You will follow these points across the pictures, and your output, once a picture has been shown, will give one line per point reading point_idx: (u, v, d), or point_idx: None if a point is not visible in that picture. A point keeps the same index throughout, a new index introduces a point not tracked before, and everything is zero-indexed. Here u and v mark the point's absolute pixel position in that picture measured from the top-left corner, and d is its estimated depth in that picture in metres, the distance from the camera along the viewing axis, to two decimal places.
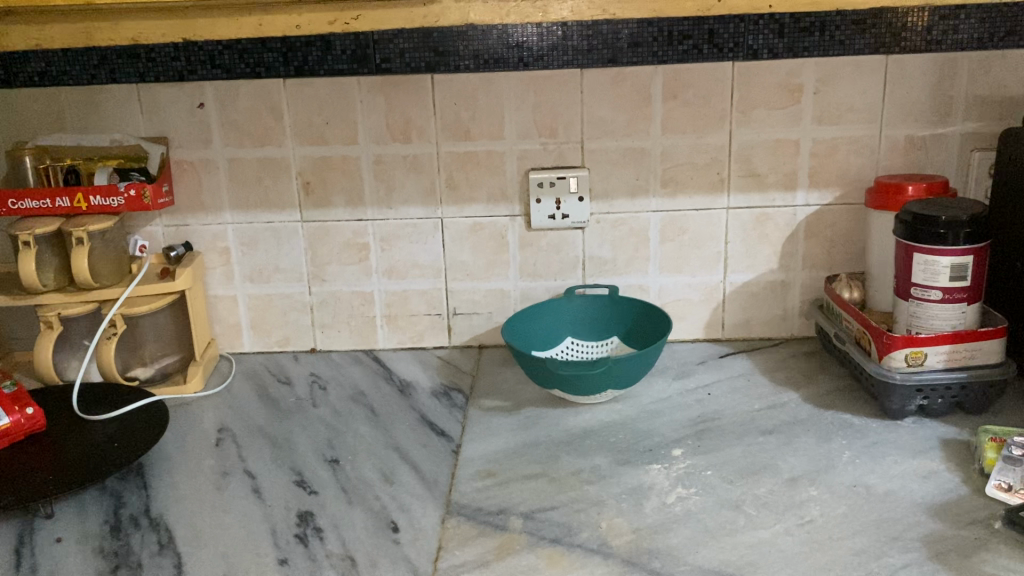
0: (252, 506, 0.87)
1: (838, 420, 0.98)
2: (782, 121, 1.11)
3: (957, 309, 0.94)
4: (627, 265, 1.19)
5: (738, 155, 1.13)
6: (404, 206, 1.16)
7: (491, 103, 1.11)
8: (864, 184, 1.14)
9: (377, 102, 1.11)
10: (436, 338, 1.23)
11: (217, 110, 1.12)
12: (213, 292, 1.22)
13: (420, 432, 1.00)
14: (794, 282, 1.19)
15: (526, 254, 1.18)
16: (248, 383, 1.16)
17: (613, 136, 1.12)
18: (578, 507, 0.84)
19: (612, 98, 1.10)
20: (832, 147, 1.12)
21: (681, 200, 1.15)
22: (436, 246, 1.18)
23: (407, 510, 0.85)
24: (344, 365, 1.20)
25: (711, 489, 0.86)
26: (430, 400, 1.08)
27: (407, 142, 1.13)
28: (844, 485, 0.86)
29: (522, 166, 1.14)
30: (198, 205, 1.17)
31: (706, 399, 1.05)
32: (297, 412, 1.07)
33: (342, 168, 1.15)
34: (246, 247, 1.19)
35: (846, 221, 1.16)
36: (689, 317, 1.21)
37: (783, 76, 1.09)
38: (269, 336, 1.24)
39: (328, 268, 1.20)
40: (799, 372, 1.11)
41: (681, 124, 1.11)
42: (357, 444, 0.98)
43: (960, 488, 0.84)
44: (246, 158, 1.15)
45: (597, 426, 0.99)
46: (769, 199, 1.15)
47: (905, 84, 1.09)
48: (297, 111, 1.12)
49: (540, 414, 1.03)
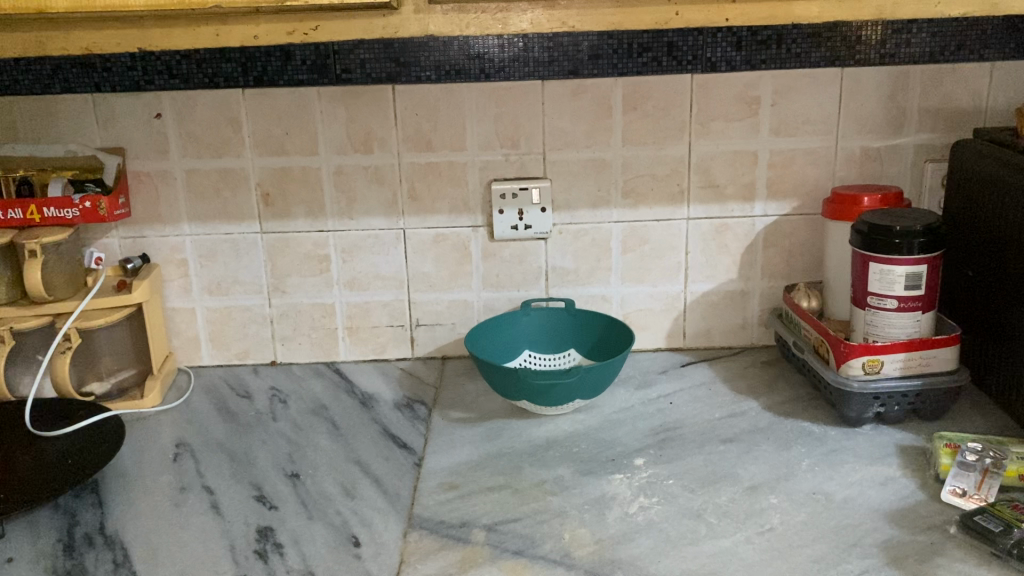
0: (210, 522, 0.86)
1: (797, 429, 0.99)
2: (740, 132, 1.13)
3: (912, 318, 0.96)
4: (590, 275, 1.19)
5: (697, 166, 1.14)
6: (365, 217, 1.16)
7: (452, 113, 1.11)
8: (821, 194, 1.16)
9: (338, 113, 1.11)
10: (398, 350, 1.22)
11: (175, 121, 1.11)
12: (171, 304, 1.20)
13: (382, 445, 0.99)
14: (753, 292, 1.20)
15: (488, 265, 1.18)
16: (207, 397, 1.14)
17: (574, 147, 1.13)
18: (541, 519, 0.84)
19: (572, 110, 1.11)
20: (790, 158, 1.14)
21: (642, 211, 1.16)
22: (398, 258, 1.18)
23: (368, 524, 0.84)
24: (305, 378, 1.18)
25: (673, 498, 0.86)
26: (393, 413, 1.07)
27: (369, 153, 1.13)
28: (803, 493, 0.86)
29: (484, 177, 1.14)
30: (156, 217, 1.16)
31: (668, 408, 1.06)
32: (257, 427, 1.05)
33: (302, 179, 1.14)
34: (204, 260, 1.18)
35: (804, 231, 1.17)
36: (651, 327, 1.22)
37: (741, 88, 1.10)
38: (228, 349, 1.22)
39: (289, 279, 1.19)
40: (759, 381, 1.12)
41: (641, 136, 1.12)
42: (318, 458, 0.97)
43: (917, 494, 0.86)
44: (204, 169, 1.13)
45: (560, 437, 0.99)
46: (728, 210, 1.16)
47: (859, 97, 1.11)
48: (256, 122, 1.11)
49: (503, 426, 1.02)
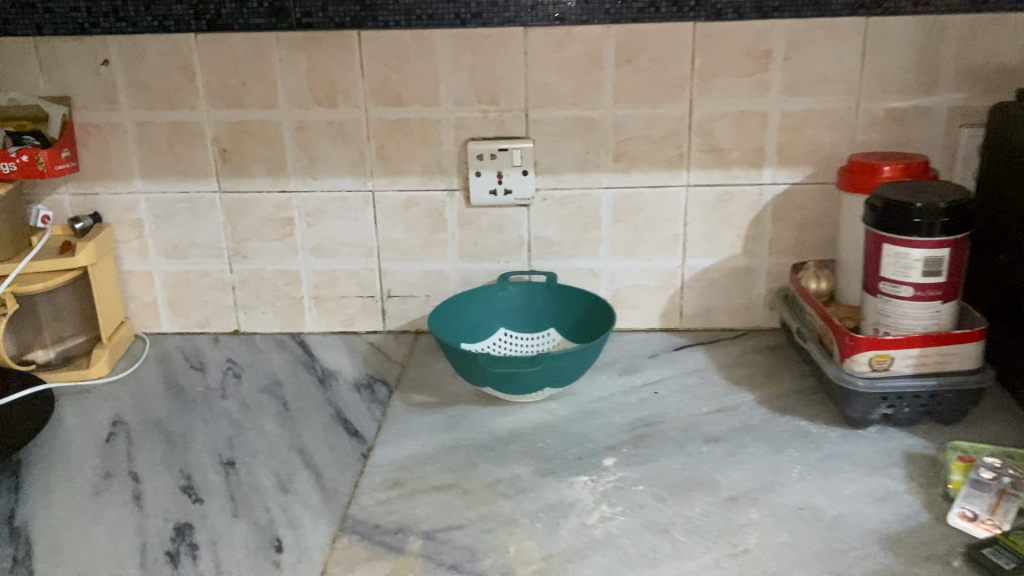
0: (127, 515, 0.78)
1: (793, 429, 0.88)
2: (747, 90, 1.00)
3: (930, 309, 0.84)
4: (576, 247, 1.08)
5: (698, 127, 1.02)
6: (330, 178, 1.06)
7: (423, 64, 1.00)
8: (838, 162, 1.02)
9: (298, 61, 1.01)
10: (368, 322, 1.13)
11: (123, 68, 1.02)
12: (126, 267, 1.12)
13: (331, 431, 0.91)
14: (759, 269, 1.08)
15: (465, 234, 1.08)
16: (157, 368, 1.06)
17: (560, 105, 1.01)
18: (486, 527, 0.74)
19: (558, 62, 0.99)
20: (803, 121, 1.01)
21: (635, 176, 1.04)
22: (367, 224, 1.08)
23: (296, 525, 0.76)
24: (265, 350, 1.09)
25: (639, 508, 0.76)
26: (350, 393, 0.98)
27: (333, 107, 1.02)
28: (788, 508, 0.76)
29: (460, 136, 1.03)
30: (107, 172, 1.07)
31: (651, 399, 0.95)
32: (203, 405, 0.97)
33: (261, 135, 1.04)
34: (160, 220, 1.09)
35: (817, 203, 1.04)
36: (644, 306, 1.10)
37: (750, 40, 0.98)
38: (187, 316, 1.14)
39: (250, 244, 1.10)
40: (758, 370, 1.00)
41: (636, 92, 1.00)
42: (258, 444, 0.89)
43: (920, 514, 0.75)
44: (157, 122, 1.04)
45: (526, 429, 0.89)
46: (732, 177, 1.04)
47: (886, 51, 0.98)
48: (210, 71, 1.02)
49: (465, 414, 0.93)
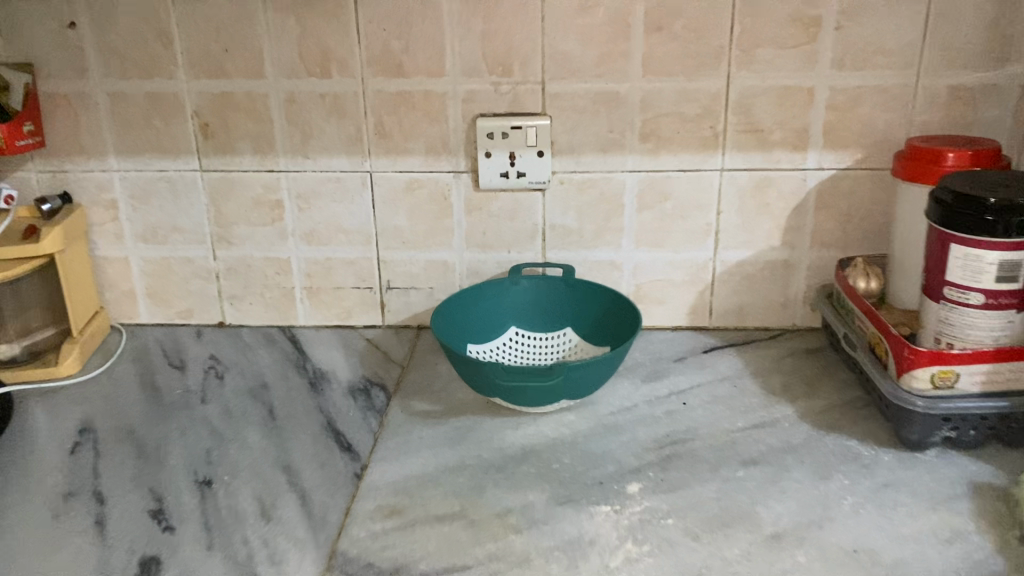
0: (88, 545, 0.69)
1: (841, 450, 0.78)
2: (793, 63, 0.88)
3: (1003, 319, 0.73)
4: (596, 236, 0.97)
5: (736, 105, 0.90)
6: (324, 157, 0.95)
7: (428, 30, 0.89)
8: (892, 145, 0.91)
9: (288, 25, 0.90)
10: (367, 316, 1.03)
11: (92, 31, 0.91)
12: (101, 252, 1.02)
13: (321, 445, 0.81)
14: (799, 263, 0.97)
15: (473, 220, 0.97)
16: (134, 366, 0.96)
17: (581, 78, 0.90)
18: (494, 569, 0.65)
19: (580, 29, 0.88)
20: (855, 99, 0.90)
21: (664, 159, 0.93)
22: (365, 208, 0.97)
23: (278, 562, 0.66)
24: (253, 347, 0.99)
25: (670, 547, 0.67)
26: (344, 399, 0.88)
27: (326, 78, 0.91)
28: (840, 550, 0.66)
29: (468, 112, 0.92)
30: (77, 148, 0.97)
31: (679, 411, 0.85)
32: (181, 410, 0.87)
33: (247, 108, 0.93)
34: (137, 202, 0.99)
35: (867, 191, 0.93)
36: (670, 302, 1.00)
37: (798, 5, 0.86)
38: (168, 307, 1.04)
39: (236, 228, 0.99)
40: (798, 378, 0.90)
41: (667, 64, 0.89)
42: (240, 460, 0.79)
43: (995, 561, 0.65)
44: (131, 92, 0.94)
45: (539, 446, 0.80)
46: (773, 161, 0.93)
47: (952, 20, 0.86)
48: (189, 36, 0.91)
49: (472, 426, 0.83)
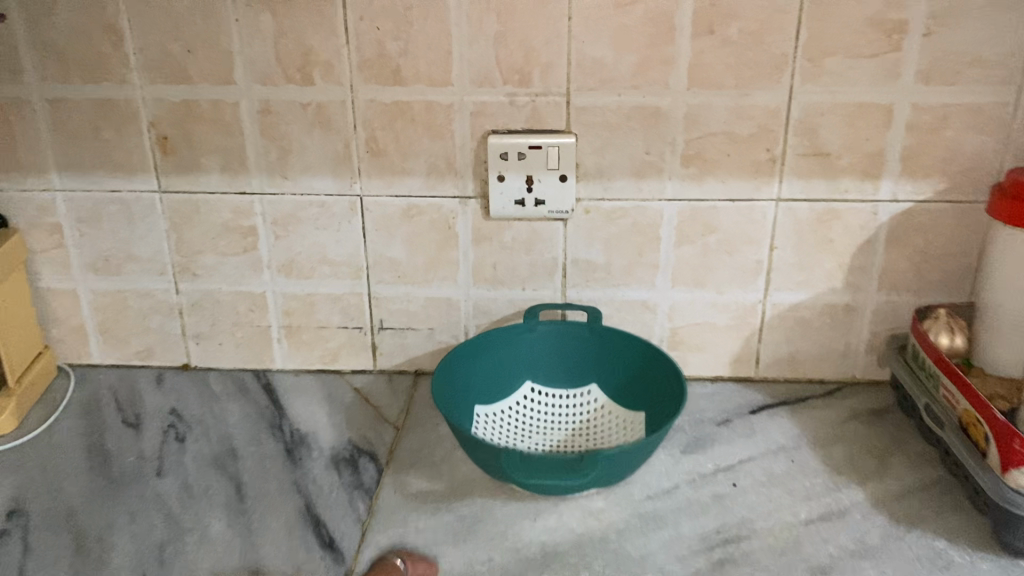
0: None
1: (929, 555, 0.65)
2: (870, 75, 0.73)
3: None
4: (626, 274, 0.83)
5: (799, 124, 0.75)
6: (305, 177, 0.80)
7: (430, 30, 0.73)
8: (983, 173, 0.77)
9: (262, 22, 0.74)
10: (356, 359, 0.88)
11: (25, 25, 0.75)
12: (45, 283, 0.87)
13: (297, 538, 0.67)
14: (863, 308, 0.83)
15: (481, 253, 0.82)
16: (81, 422, 0.82)
17: (614, 89, 0.75)
18: None
19: (614, 31, 0.73)
20: (942, 119, 0.75)
21: (709, 186, 0.78)
22: (354, 237, 0.82)
23: None
24: (222, 399, 0.85)
25: None
26: (327, 473, 0.74)
27: (308, 85, 0.76)
28: None
29: (477, 128, 0.77)
30: (12, 163, 0.81)
31: (729, 495, 0.71)
32: (131, 485, 0.73)
33: (213, 119, 0.78)
34: (85, 226, 0.84)
35: (949, 226, 0.79)
36: (710, 349, 0.86)
37: (880, 6, 0.71)
38: (125, 346, 0.89)
39: (203, 258, 0.84)
40: (865, 449, 0.76)
41: (718, 74, 0.74)
42: (198, 559, 0.65)
43: None
44: (74, 99, 0.78)
45: (563, 545, 0.66)
46: (839, 190, 0.78)
47: None
48: (142, 33, 0.75)
49: (481, 514, 0.69)
